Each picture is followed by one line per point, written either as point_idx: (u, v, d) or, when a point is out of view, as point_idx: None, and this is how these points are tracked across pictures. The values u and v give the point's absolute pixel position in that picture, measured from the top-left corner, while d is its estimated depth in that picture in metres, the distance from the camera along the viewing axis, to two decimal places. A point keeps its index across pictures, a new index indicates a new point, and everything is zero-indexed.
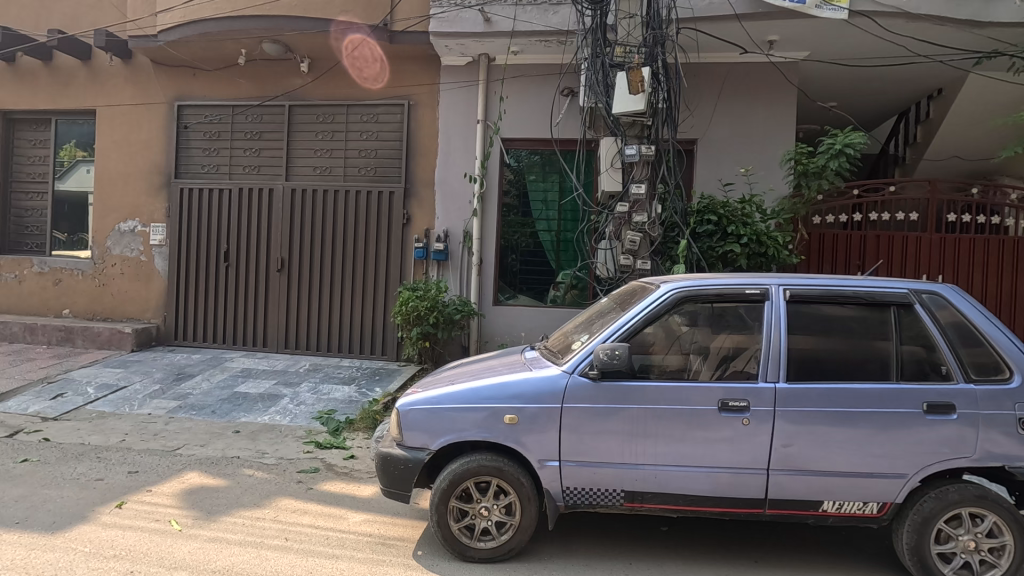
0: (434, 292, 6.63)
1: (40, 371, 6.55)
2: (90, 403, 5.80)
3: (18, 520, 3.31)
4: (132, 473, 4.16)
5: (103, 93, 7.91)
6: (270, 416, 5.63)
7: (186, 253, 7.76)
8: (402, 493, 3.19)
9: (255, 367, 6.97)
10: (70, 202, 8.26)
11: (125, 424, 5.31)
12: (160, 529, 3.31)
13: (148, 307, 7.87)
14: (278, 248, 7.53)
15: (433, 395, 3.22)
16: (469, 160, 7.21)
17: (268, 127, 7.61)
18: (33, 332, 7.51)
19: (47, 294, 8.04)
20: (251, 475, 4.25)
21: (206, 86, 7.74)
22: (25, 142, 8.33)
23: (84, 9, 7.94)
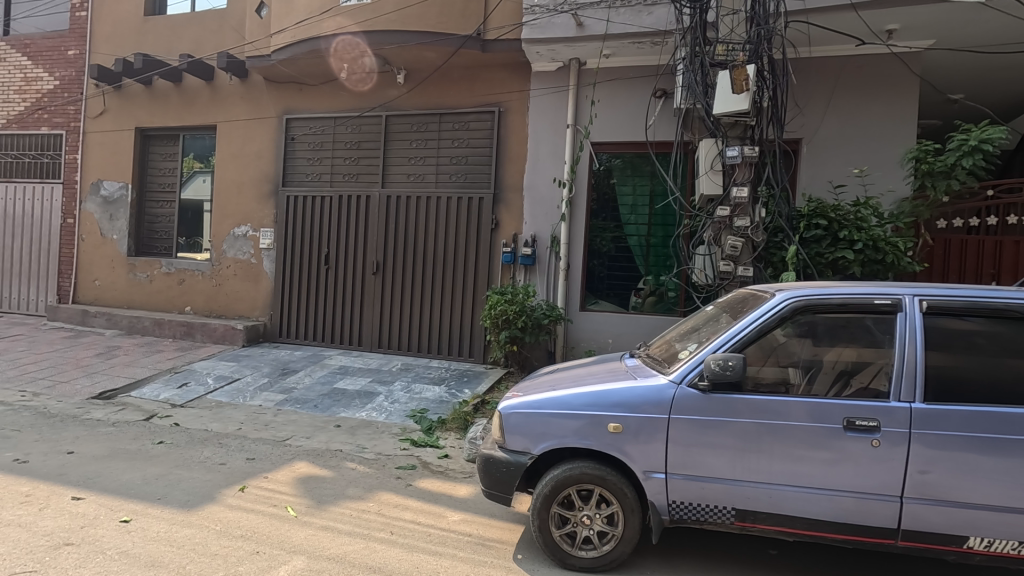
0: (522, 296, 6.66)
1: (167, 362, 7.25)
2: (210, 393, 6.34)
3: (160, 497, 3.66)
4: (250, 460, 4.50)
5: (223, 110, 8.66)
6: (367, 412, 5.89)
7: (291, 256, 8.31)
8: (504, 496, 3.21)
9: (351, 365, 7.33)
10: (192, 209, 9.10)
11: (240, 414, 5.75)
12: (278, 514, 3.55)
13: (256, 305, 8.51)
14: (374, 251, 7.90)
15: (534, 400, 3.22)
16: (558, 165, 7.22)
17: (366, 137, 8.02)
18: (160, 326, 8.34)
19: (173, 293, 8.90)
20: (354, 469, 4.46)
21: (312, 100, 8.27)
22: (157, 156, 9.28)
23: (208, 34, 8.74)
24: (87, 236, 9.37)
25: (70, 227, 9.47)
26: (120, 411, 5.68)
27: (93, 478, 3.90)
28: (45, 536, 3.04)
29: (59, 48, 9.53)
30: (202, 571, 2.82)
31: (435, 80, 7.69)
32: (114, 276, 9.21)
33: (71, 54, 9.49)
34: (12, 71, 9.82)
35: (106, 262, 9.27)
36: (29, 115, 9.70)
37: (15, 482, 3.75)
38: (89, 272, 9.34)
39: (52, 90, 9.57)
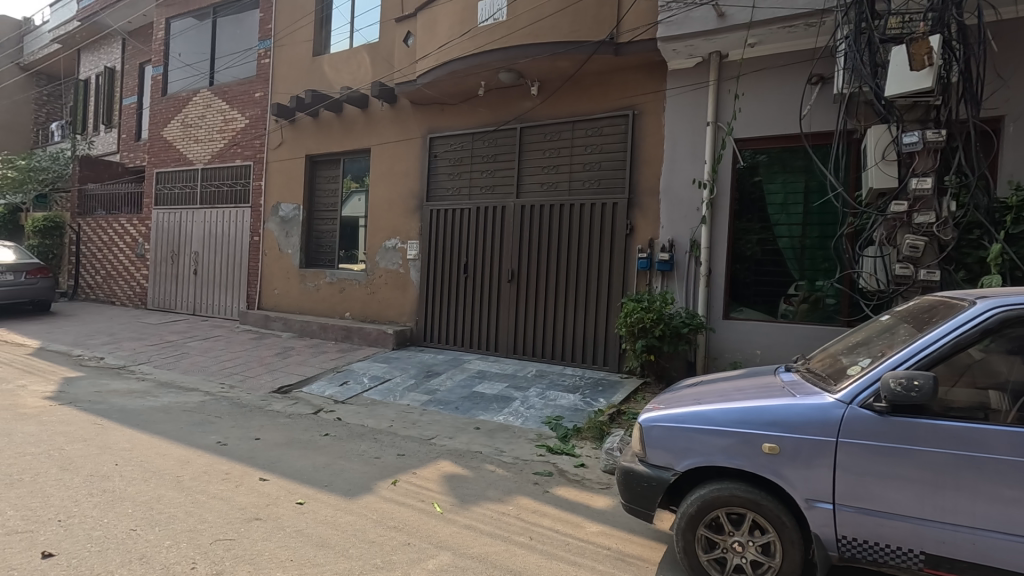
0: (659, 304, 6.41)
1: (331, 361, 8.12)
2: (366, 391, 6.98)
3: (326, 484, 4.09)
4: (400, 456, 4.85)
5: (376, 134, 9.54)
6: (505, 416, 6.06)
7: (435, 266, 8.87)
8: (645, 512, 3.07)
9: (489, 370, 7.60)
10: (350, 225, 10.13)
11: (391, 412, 6.25)
12: (426, 509, 3.77)
13: (404, 311, 9.21)
14: (510, 260, 8.13)
15: (677, 413, 3.06)
16: (697, 165, 6.85)
17: (502, 150, 8.32)
18: (325, 330, 9.36)
19: (335, 300, 9.96)
20: (493, 471, 4.60)
21: (452, 118, 8.78)
22: (322, 179, 10.48)
23: (363, 67, 9.71)
24: (269, 251, 10.86)
25: (256, 244, 11.06)
26: (295, 404, 6.47)
27: (275, 463, 4.47)
28: (240, 510, 3.54)
29: (248, 92, 11.23)
30: (363, 555, 3.08)
31: (568, 88, 7.75)
32: (289, 286, 10.55)
33: (257, 96, 11.12)
34: (215, 115, 11.77)
35: (283, 274, 10.66)
36: (227, 151, 11.54)
37: (218, 461, 4.42)
38: (271, 282, 10.81)
39: (244, 128, 11.30)
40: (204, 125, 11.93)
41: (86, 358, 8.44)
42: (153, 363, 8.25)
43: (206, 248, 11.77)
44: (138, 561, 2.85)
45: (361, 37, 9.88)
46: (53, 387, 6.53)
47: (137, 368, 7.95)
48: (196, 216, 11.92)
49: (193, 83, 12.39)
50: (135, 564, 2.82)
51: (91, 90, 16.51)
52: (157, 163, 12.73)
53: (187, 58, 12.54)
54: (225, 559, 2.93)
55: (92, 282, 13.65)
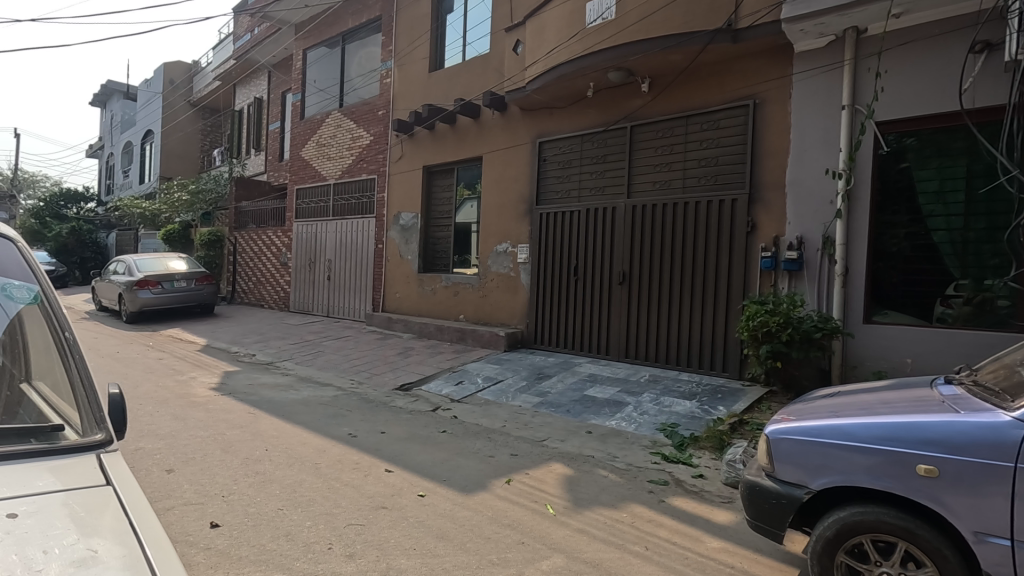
0: (786, 306, 5.93)
1: (447, 362, 8.50)
2: (480, 391, 7.20)
3: (445, 479, 4.28)
4: (513, 456, 4.94)
5: (488, 142, 9.85)
6: (617, 421, 5.93)
7: (545, 269, 8.94)
8: (773, 531, 2.84)
9: (600, 374, 7.50)
10: (464, 231, 10.53)
11: (504, 412, 6.38)
12: (539, 510, 3.80)
13: (515, 314, 9.37)
14: (621, 261, 7.98)
15: (811, 426, 2.80)
16: (831, 154, 6.25)
17: (612, 151, 8.20)
18: (441, 331, 9.81)
19: (450, 303, 10.40)
20: (606, 476, 4.52)
21: (561, 121, 8.81)
22: (438, 188, 11.02)
23: (475, 78, 10.07)
24: (392, 257, 11.62)
25: (380, 251, 11.90)
26: (415, 402, 6.86)
27: (398, 456, 4.77)
28: (369, 498, 3.82)
29: (372, 110, 12.14)
30: (480, 550, 3.18)
31: (682, 82, 7.44)
32: (409, 289, 11.21)
33: (380, 114, 12.00)
34: (344, 134, 12.88)
35: (404, 278, 11.35)
36: (355, 166, 12.56)
37: (349, 451, 4.81)
38: (393, 286, 11.57)
39: (369, 144, 12.24)
40: (335, 143, 13.09)
41: (242, 354, 9.61)
42: (295, 360, 9.18)
43: (338, 256, 12.89)
44: (285, 538, 3.18)
45: (473, 49, 10.27)
46: (217, 379, 7.51)
47: (282, 364, 8.91)
48: (329, 226, 13.10)
49: (326, 106, 13.65)
50: (282, 541, 3.14)
51: (245, 118, 18.84)
52: (296, 180, 14.18)
53: (321, 84, 13.85)
54: (356, 543, 3.17)
55: (246, 288, 15.52)
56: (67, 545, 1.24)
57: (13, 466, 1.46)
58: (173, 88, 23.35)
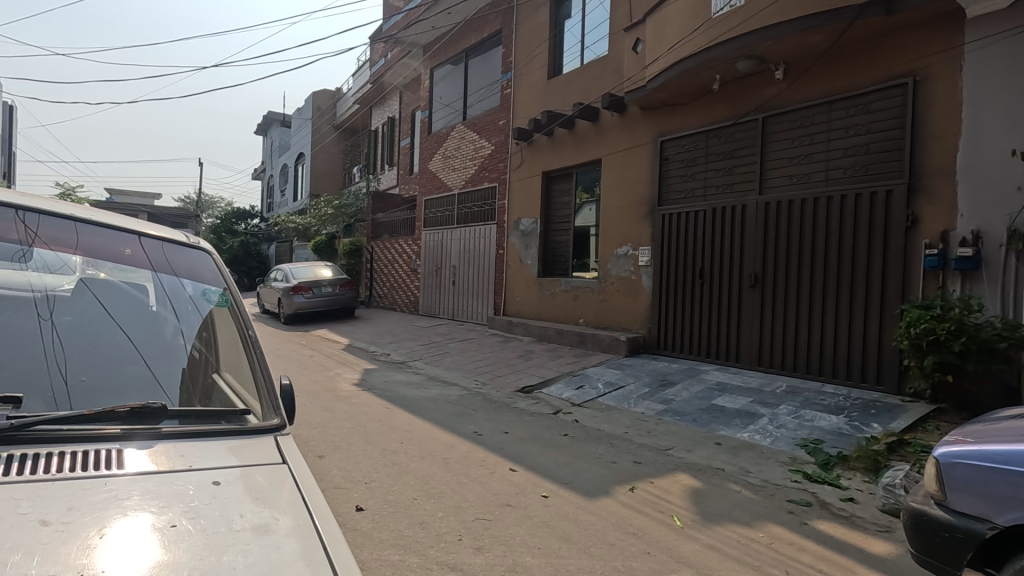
0: (958, 312, 5.15)
1: (567, 365, 8.53)
2: (601, 396, 7.12)
3: (567, 482, 4.30)
4: (637, 463, 4.82)
5: (606, 144, 9.73)
6: (750, 433, 5.54)
7: (669, 272, 8.62)
8: (946, 569, 2.47)
9: (730, 383, 7.04)
10: (583, 234, 10.51)
11: (626, 419, 6.25)
12: (666, 521, 3.68)
13: (636, 318, 9.13)
14: (752, 263, 7.47)
15: (993, 451, 2.41)
16: (1017, 132, 5.34)
17: (741, 145, 7.71)
18: (561, 335, 9.86)
19: (570, 307, 10.41)
20: (739, 492, 4.24)
21: (684, 118, 8.47)
22: (557, 192, 11.12)
23: (594, 81, 10.03)
24: (512, 263, 11.93)
25: (502, 256, 12.27)
26: (537, 404, 6.96)
27: (521, 456, 4.87)
28: (495, 495, 3.95)
29: (494, 121, 12.59)
30: (604, 556, 3.15)
31: (823, 65, 6.80)
32: (529, 294, 11.41)
33: (501, 124, 12.41)
34: (467, 145, 13.50)
35: (524, 283, 11.58)
36: (478, 175, 13.10)
37: (475, 448, 5.03)
38: (513, 290, 11.86)
39: (490, 153, 12.70)
40: (459, 155, 13.78)
41: (379, 354, 10.44)
42: (424, 360, 9.79)
43: (462, 262, 13.52)
44: (419, 526, 3.40)
45: (591, 53, 10.24)
46: (358, 376, 8.24)
47: (413, 364, 9.53)
48: (454, 234, 13.80)
49: (451, 120, 14.43)
50: (417, 528, 3.37)
51: (380, 137, 20.52)
52: (425, 192, 15.12)
53: (447, 100, 14.66)
54: (484, 536, 3.31)
55: (381, 293, 16.84)
56: (259, 511, 1.44)
57: (214, 442, 1.72)
58: (320, 115, 26.12)
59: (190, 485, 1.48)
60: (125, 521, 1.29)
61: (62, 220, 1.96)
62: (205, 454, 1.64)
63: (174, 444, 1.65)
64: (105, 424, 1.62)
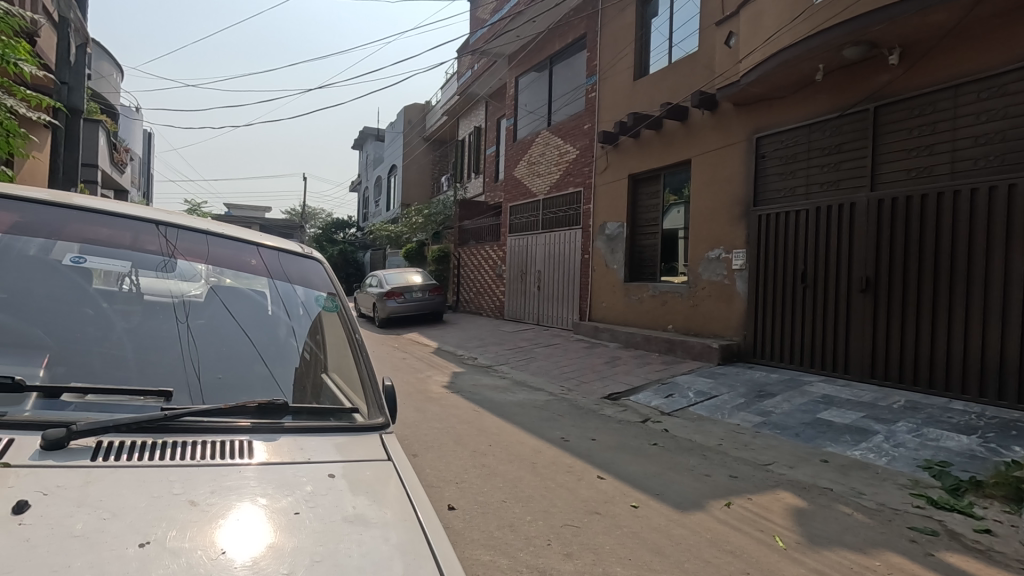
0: None
1: (656, 373, 8.29)
2: (692, 406, 6.85)
3: (658, 493, 4.17)
4: (733, 478, 4.58)
5: (696, 144, 9.38)
6: (862, 451, 5.08)
7: (766, 276, 8.13)
8: None
9: (838, 396, 6.51)
10: (671, 237, 10.21)
11: (720, 430, 5.96)
12: (767, 541, 3.46)
13: (730, 325, 8.69)
14: (862, 266, 6.88)
15: None
16: None
17: (849, 138, 7.14)
18: (649, 342, 9.60)
19: (657, 312, 10.11)
20: (850, 515, 3.90)
21: (783, 112, 7.98)
22: (644, 195, 10.87)
23: (683, 79, 9.71)
24: (598, 267, 11.79)
25: (587, 261, 12.17)
26: (624, 411, 6.82)
27: (610, 464, 4.80)
28: (583, 502, 3.92)
29: (579, 125, 12.55)
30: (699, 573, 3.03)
31: (947, 46, 6.15)
32: (616, 299, 11.22)
33: (586, 128, 12.35)
34: (552, 151, 13.57)
35: (610, 288, 11.41)
36: (562, 180, 13.11)
37: (563, 454, 5.01)
38: (599, 296, 11.72)
39: (575, 158, 12.68)
40: (544, 161, 13.89)
41: (466, 357, 10.73)
42: (510, 364, 9.92)
43: (547, 267, 13.57)
44: (509, 529, 3.45)
45: (680, 50, 9.92)
46: (448, 378, 8.51)
47: (500, 368, 9.69)
48: (539, 239, 13.90)
49: (536, 126, 14.59)
50: (507, 530, 3.42)
51: (467, 146, 21.16)
52: (510, 198, 15.36)
53: (532, 107, 14.83)
54: (573, 543, 3.29)
55: (468, 298, 17.28)
56: (370, 503, 1.54)
57: (327, 437, 1.83)
58: (412, 128, 27.40)
59: (309, 475, 1.59)
60: (245, 509, 1.38)
61: (196, 233, 2.21)
62: (320, 448, 1.75)
63: (294, 438, 1.76)
64: (239, 418, 1.74)
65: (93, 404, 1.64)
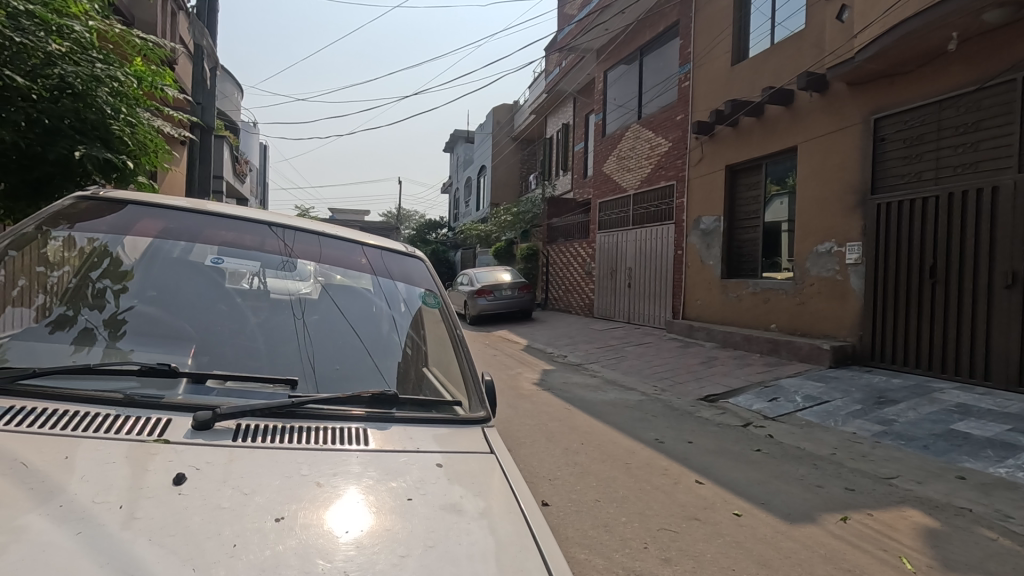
0: None
1: (758, 375, 7.81)
2: (800, 411, 6.38)
3: (763, 502, 3.93)
4: (850, 491, 4.21)
5: (803, 129, 8.70)
6: (1008, 469, 4.47)
7: (886, 271, 7.39)
8: None
9: (976, 405, 5.77)
10: (774, 231, 9.58)
11: (833, 438, 5.50)
12: (891, 563, 3.15)
13: (843, 324, 7.98)
14: (1007, 259, 6.11)
15: None
16: None
17: (989, 114, 6.34)
18: (750, 342, 9.07)
19: (759, 310, 9.52)
20: (994, 540, 3.45)
21: (907, 89, 7.20)
22: (743, 187, 10.28)
23: (788, 60, 9.05)
24: (692, 264, 11.31)
25: (681, 257, 11.71)
26: (723, 414, 6.49)
27: (709, 469, 4.59)
28: (680, 506, 3.78)
29: (671, 116, 12.12)
30: None
31: None
32: (712, 296, 10.70)
33: (679, 119, 11.88)
34: (643, 144, 13.21)
35: (706, 285, 10.91)
36: (654, 173, 12.72)
37: (658, 456, 4.86)
38: (694, 293, 11.24)
39: (667, 150, 12.26)
40: (634, 155, 13.57)
41: (556, 355, 10.73)
42: (601, 362, 9.78)
43: (638, 263, 13.23)
44: (604, 529, 3.40)
45: (784, 29, 9.25)
46: (538, 376, 8.56)
47: (590, 366, 9.59)
48: (629, 235, 13.59)
49: (626, 120, 14.29)
50: (601, 530, 3.38)
51: (555, 144, 21.14)
52: (599, 194, 15.14)
53: (622, 100, 14.51)
54: (671, 548, 3.19)
55: (556, 295, 17.27)
56: (476, 494, 1.57)
57: (433, 428, 1.90)
58: (500, 128, 27.91)
59: (419, 464, 1.66)
60: (356, 493, 1.46)
61: (311, 235, 2.39)
62: (427, 438, 1.83)
63: (404, 428, 1.85)
64: (354, 406, 1.85)
65: (232, 390, 1.80)
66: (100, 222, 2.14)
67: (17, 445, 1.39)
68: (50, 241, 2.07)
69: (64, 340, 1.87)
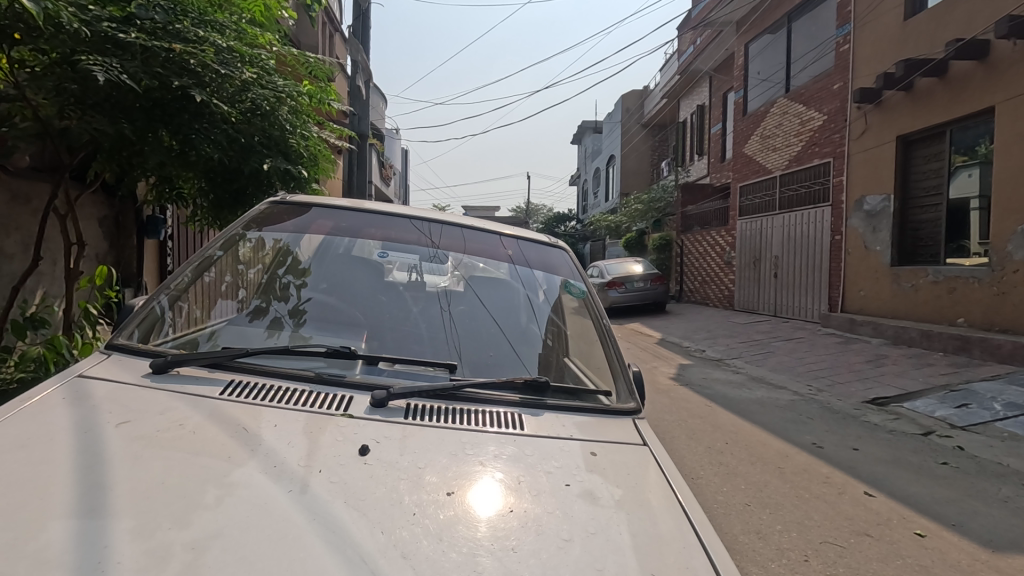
0: None
1: (942, 377, 6.73)
2: (1000, 421, 5.39)
3: (955, 523, 3.39)
4: None
5: (1004, 85, 7.29)
6: None
7: None
8: None
9: None
10: (961, 209, 8.18)
11: None
12: None
13: None
14: None
15: None
16: None
17: None
18: (930, 339, 7.86)
19: (940, 302, 8.20)
20: None
21: None
22: (919, 160, 8.89)
23: (982, 5, 7.63)
24: (854, 250, 10.07)
25: (840, 243, 10.47)
26: (897, 420, 5.69)
27: (882, 481, 4.06)
28: (847, 519, 3.39)
29: (827, 86, 10.88)
30: None
31: None
32: (879, 286, 9.43)
33: (837, 88, 10.62)
34: (792, 120, 12.02)
35: (871, 273, 9.65)
36: (806, 151, 11.49)
37: (817, 462, 4.41)
38: (856, 283, 10.00)
39: (821, 124, 11.02)
40: (782, 132, 12.41)
41: (693, 349, 10.21)
42: (744, 358, 9.12)
43: (786, 251, 12.10)
44: (757, 536, 3.17)
45: None
46: (675, 371, 8.21)
47: (732, 362, 8.99)
48: (775, 221, 12.47)
49: (772, 94, 13.11)
50: (755, 537, 3.15)
51: (689, 128, 20.10)
52: (739, 178, 14.08)
53: (766, 74, 13.35)
54: (838, 564, 2.88)
55: (692, 287, 16.43)
56: (632, 485, 1.55)
57: (584, 417, 1.90)
58: (628, 116, 27.21)
59: (574, 451, 1.67)
60: (508, 478, 1.49)
61: (455, 228, 2.54)
62: (578, 426, 1.83)
63: (556, 415, 1.87)
64: (508, 392, 1.92)
65: (399, 371, 1.96)
66: (286, 224, 2.45)
67: (239, 413, 1.63)
68: (246, 242, 2.40)
69: (262, 326, 2.17)
